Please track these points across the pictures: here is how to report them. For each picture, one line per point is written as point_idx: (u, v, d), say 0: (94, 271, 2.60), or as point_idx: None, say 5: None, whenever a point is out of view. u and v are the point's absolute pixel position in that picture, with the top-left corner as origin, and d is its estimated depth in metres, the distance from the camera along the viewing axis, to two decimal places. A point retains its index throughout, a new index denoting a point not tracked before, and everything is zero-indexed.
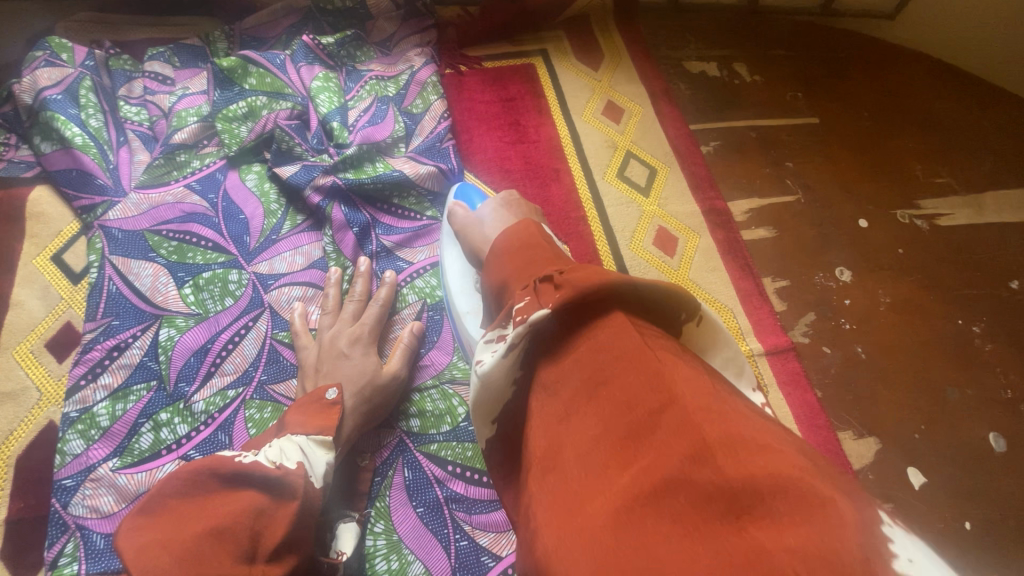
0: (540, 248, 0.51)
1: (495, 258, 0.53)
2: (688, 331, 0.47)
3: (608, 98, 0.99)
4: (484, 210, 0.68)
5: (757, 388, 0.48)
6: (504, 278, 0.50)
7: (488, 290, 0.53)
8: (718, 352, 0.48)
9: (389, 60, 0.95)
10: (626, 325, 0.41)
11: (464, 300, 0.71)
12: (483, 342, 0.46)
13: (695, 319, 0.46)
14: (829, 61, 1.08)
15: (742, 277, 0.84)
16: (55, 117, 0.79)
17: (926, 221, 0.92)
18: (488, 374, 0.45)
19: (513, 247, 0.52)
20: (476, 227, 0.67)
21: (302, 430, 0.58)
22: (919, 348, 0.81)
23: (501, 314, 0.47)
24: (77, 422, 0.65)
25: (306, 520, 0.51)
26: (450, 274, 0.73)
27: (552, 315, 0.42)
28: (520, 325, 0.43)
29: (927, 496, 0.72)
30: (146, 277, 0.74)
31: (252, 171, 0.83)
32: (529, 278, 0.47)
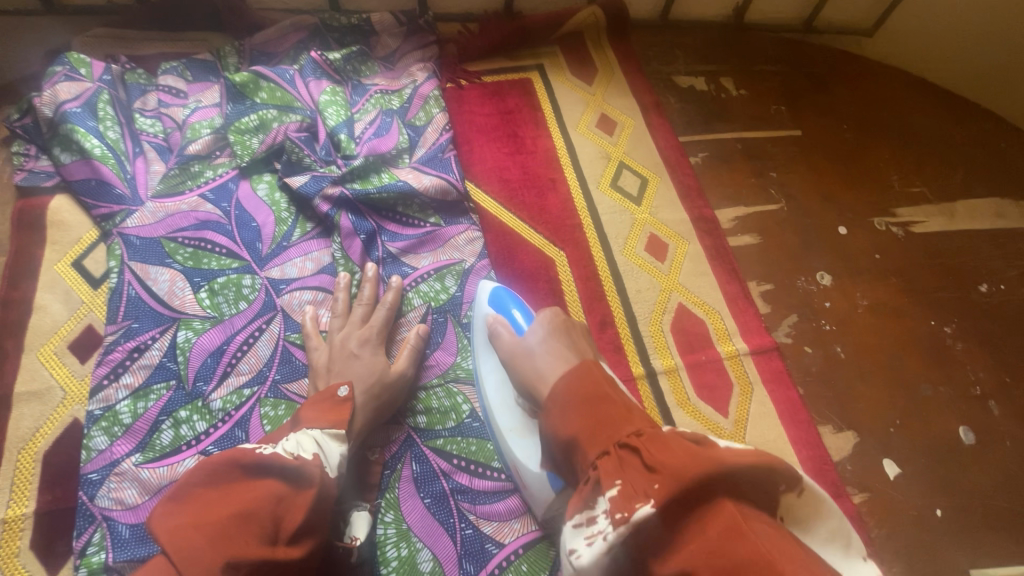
0: (608, 403, 0.52)
1: (557, 407, 0.55)
2: (789, 502, 0.45)
3: (602, 110, 1.04)
4: (532, 337, 0.66)
5: (869, 560, 0.44)
6: (573, 434, 0.52)
7: (556, 445, 0.54)
8: (822, 524, 0.45)
9: (393, 75, 0.99)
10: (731, 518, 0.40)
11: (506, 415, 0.70)
12: (572, 528, 0.47)
13: (796, 489, 0.44)
14: (811, 75, 1.14)
15: (729, 281, 0.89)
16: (74, 129, 0.83)
17: (901, 228, 0.97)
18: (583, 566, 0.45)
19: (577, 397, 0.54)
20: (525, 356, 0.65)
21: (316, 425, 0.62)
22: (894, 347, 0.86)
23: (585, 488, 0.48)
24: (101, 419, 0.69)
25: (324, 506, 0.56)
26: (489, 385, 0.72)
27: (655, 513, 0.42)
28: (621, 524, 0.43)
29: (902, 485, 0.77)
30: (164, 281, 0.78)
31: (263, 181, 0.87)
32: (606, 443, 0.49)
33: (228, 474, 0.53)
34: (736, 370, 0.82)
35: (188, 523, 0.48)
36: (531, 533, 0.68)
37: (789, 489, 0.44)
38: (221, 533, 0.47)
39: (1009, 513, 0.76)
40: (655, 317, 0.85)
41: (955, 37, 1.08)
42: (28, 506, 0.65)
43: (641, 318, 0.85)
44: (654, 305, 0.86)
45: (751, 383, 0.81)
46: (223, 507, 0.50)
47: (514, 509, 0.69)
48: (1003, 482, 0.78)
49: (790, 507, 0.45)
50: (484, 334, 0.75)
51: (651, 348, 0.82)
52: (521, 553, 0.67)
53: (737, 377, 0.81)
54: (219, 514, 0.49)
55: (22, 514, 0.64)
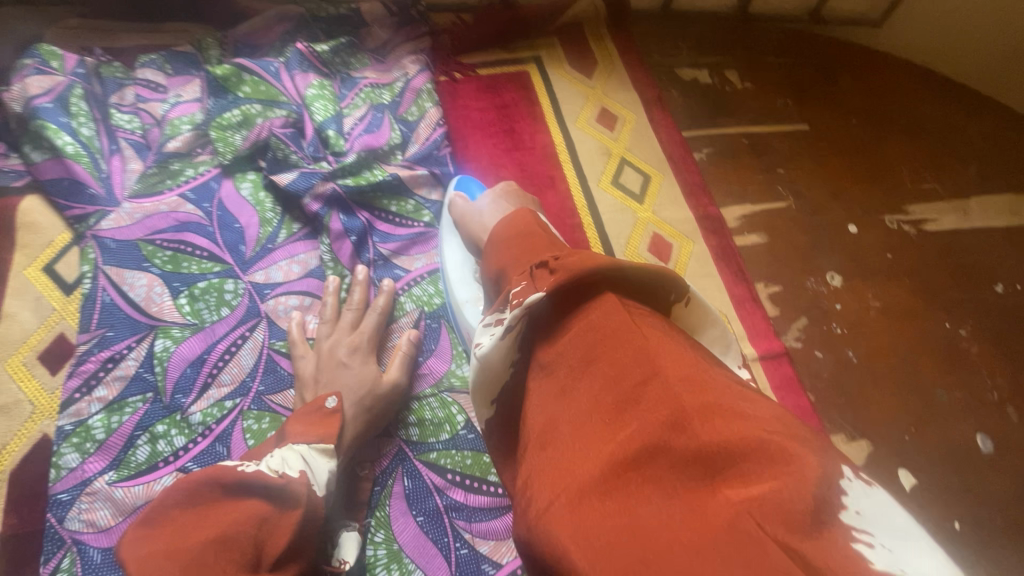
0: (535, 236, 0.57)
1: (494, 245, 0.59)
2: (678, 311, 0.53)
3: (602, 105, 1.00)
4: (482, 201, 0.75)
5: (744, 364, 0.55)
6: (502, 264, 0.56)
7: (489, 275, 0.59)
8: (706, 331, 0.54)
9: (384, 67, 0.95)
10: (614, 305, 0.46)
11: (463, 289, 0.74)
12: (483, 326, 0.52)
13: (683, 299, 0.52)
14: (818, 68, 1.10)
15: (736, 282, 0.85)
16: (45, 125, 0.78)
17: (913, 226, 0.94)
18: (486, 355, 0.49)
19: (511, 235, 0.58)
20: (474, 216, 0.74)
21: (303, 440, 0.57)
22: (907, 350, 0.83)
23: (500, 299, 0.52)
24: (72, 435, 0.64)
25: (310, 529, 0.51)
26: (450, 262, 0.77)
27: (545, 297, 0.47)
28: (516, 309, 0.47)
29: (918, 496, 0.73)
30: (140, 287, 0.73)
31: (247, 180, 0.83)
32: (525, 265, 0.53)
33: (205, 494, 0.48)
34: None
35: (163, 548, 0.44)
36: None
37: (676, 298, 0.52)
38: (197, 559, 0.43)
39: None
40: None
41: (968, 29, 1.03)
42: None
43: None
44: None
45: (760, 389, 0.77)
46: (201, 530, 0.45)
47: (512, 527, 0.66)
48: (1022, 492, 0.74)
49: (678, 315, 0.53)
50: (449, 220, 0.80)
51: None
52: (519, 574, 0.63)
53: None
54: (197, 538, 0.45)
55: None
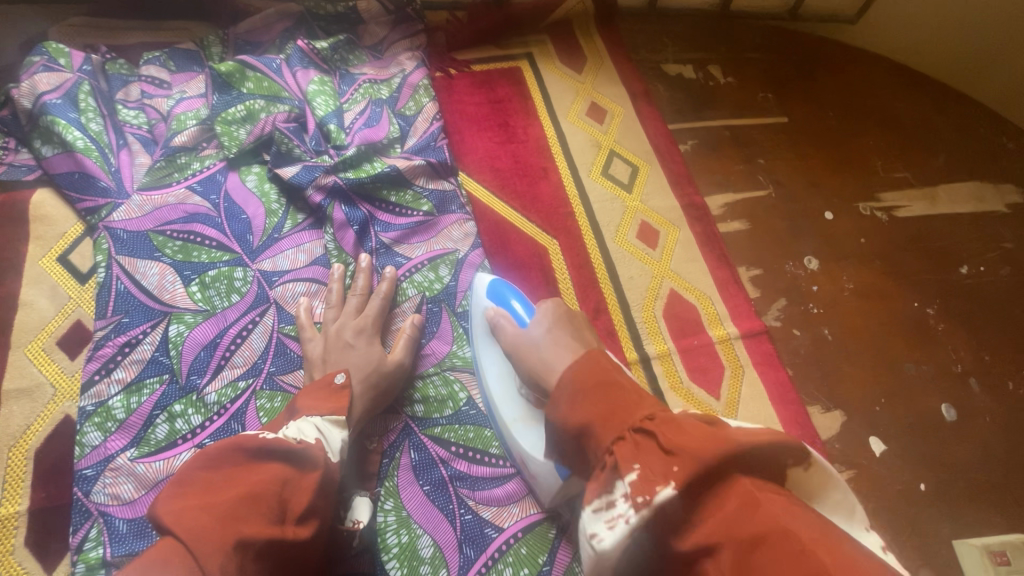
0: (626, 394, 0.47)
1: (564, 397, 0.49)
2: (796, 477, 0.45)
3: (592, 99, 1.04)
4: (536, 328, 0.63)
5: (874, 530, 0.45)
6: (584, 421, 0.47)
7: (561, 436, 0.50)
8: (827, 496, 0.45)
9: (381, 64, 0.98)
10: (750, 496, 0.38)
11: (508, 406, 0.68)
12: (590, 513, 0.43)
13: (803, 464, 0.44)
14: (796, 63, 1.15)
15: (719, 266, 0.90)
16: (55, 121, 0.81)
17: (885, 213, 0.99)
18: (604, 552, 0.41)
19: (590, 389, 0.49)
20: (530, 349, 0.62)
21: (316, 412, 0.62)
22: (880, 329, 0.88)
23: (602, 474, 0.44)
24: (94, 415, 0.68)
25: (328, 489, 0.56)
26: (490, 373, 0.70)
27: (676, 495, 0.39)
28: (642, 508, 0.40)
29: (887, 461, 0.79)
30: (153, 275, 0.77)
31: (252, 173, 0.86)
32: (620, 428, 0.45)
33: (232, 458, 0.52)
34: (727, 353, 0.83)
35: (199, 502, 0.47)
36: (529, 517, 0.69)
37: (795, 462, 0.44)
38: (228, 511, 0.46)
39: (988, 486, 0.79)
40: (648, 303, 0.86)
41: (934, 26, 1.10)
42: (22, 504, 0.64)
43: (633, 304, 0.85)
44: (646, 292, 0.87)
45: (742, 365, 0.83)
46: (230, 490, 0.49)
47: (513, 494, 0.70)
48: (982, 456, 0.81)
49: (796, 480, 0.45)
50: (483, 325, 0.73)
51: (644, 334, 0.83)
52: (520, 537, 0.68)
53: (728, 360, 0.83)
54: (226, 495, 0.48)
55: (17, 512, 0.63)
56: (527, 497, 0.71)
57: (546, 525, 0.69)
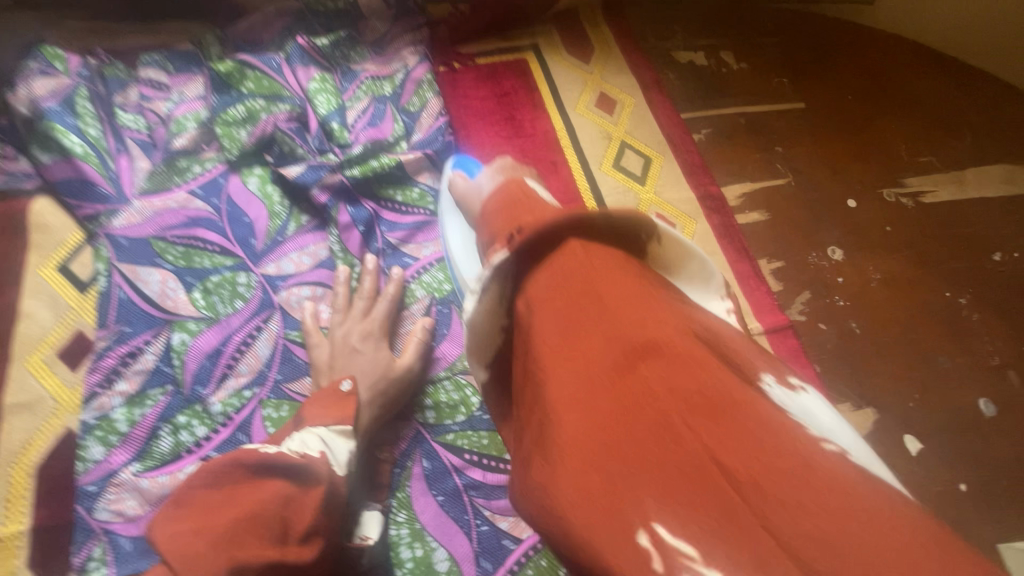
0: (522, 199, 0.56)
1: (482, 221, 0.59)
2: (653, 251, 0.54)
3: (601, 90, 1.01)
4: (481, 177, 0.66)
5: (725, 297, 0.55)
6: (492, 233, 0.56)
7: (479, 245, 0.60)
8: (686, 270, 0.55)
9: (383, 60, 0.96)
10: (598, 268, 0.47)
11: (464, 264, 0.73)
12: None
13: (656, 238, 0.54)
14: (812, 47, 1.11)
15: (739, 260, 0.86)
16: (53, 127, 0.79)
17: (911, 199, 0.95)
18: (472, 317, 0.53)
19: (502, 203, 0.58)
20: (474, 193, 0.66)
21: (321, 422, 0.59)
22: (910, 320, 0.84)
23: (486, 255, 0.55)
24: (96, 429, 0.66)
25: (332, 506, 0.54)
26: (452, 244, 0.74)
27: (507, 256, 0.50)
28: (486, 268, 0.51)
29: (923, 460, 0.75)
30: (154, 282, 0.74)
31: (253, 174, 0.84)
32: (511, 228, 0.53)
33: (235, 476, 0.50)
34: None
35: (197, 526, 0.46)
36: None
37: (648, 237, 0.53)
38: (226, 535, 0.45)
39: None
40: None
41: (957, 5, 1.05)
42: (25, 522, 0.61)
43: None
44: None
45: None
46: (225, 514, 0.47)
47: None
48: None
49: (654, 254, 0.54)
50: (449, 198, 0.77)
51: None
52: (540, 548, 0.65)
53: None
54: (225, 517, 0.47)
55: (19, 531, 0.61)
56: None
57: None
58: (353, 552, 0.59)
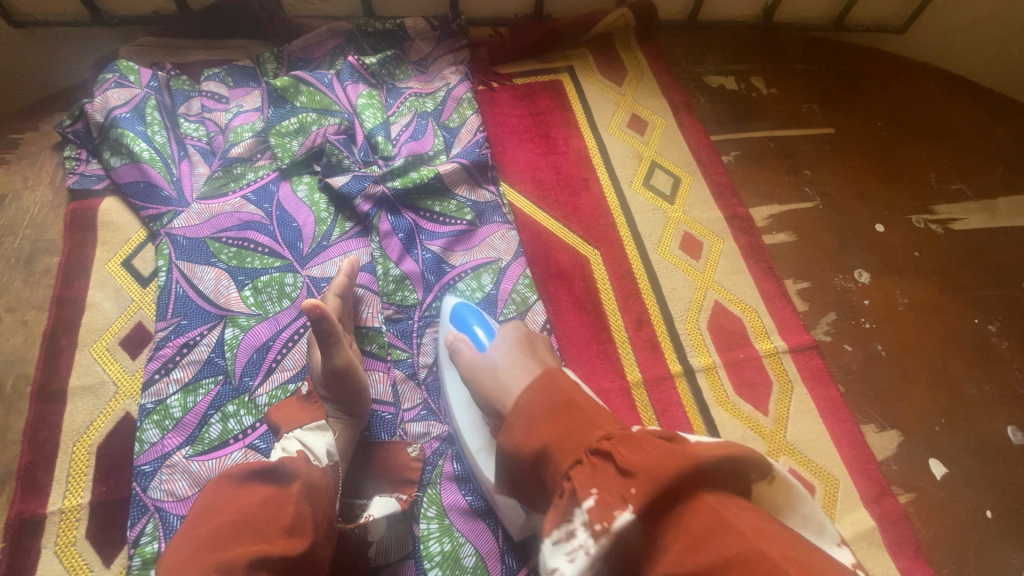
0: (576, 407, 0.47)
1: (522, 421, 0.48)
2: (761, 490, 0.44)
3: (632, 111, 1.04)
4: (494, 351, 0.59)
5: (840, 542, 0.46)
6: (543, 446, 0.46)
7: (524, 461, 0.48)
8: (795, 510, 0.45)
9: (426, 78, 1.01)
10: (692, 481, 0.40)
11: (472, 434, 0.66)
12: (551, 546, 0.43)
13: (767, 478, 0.44)
14: (842, 74, 1.13)
15: (766, 279, 0.88)
16: (125, 133, 0.86)
17: (941, 226, 0.96)
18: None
19: (545, 408, 0.48)
20: (487, 375, 0.57)
21: (298, 424, 0.64)
22: (936, 345, 0.85)
23: (560, 502, 0.44)
24: (153, 413, 0.71)
25: (317, 496, 0.56)
26: (453, 400, 0.69)
27: (633, 519, 0.40)
28: (600, 534, 0.40)
29: (948, 485, 0.75)
30: (209, 280, 0.80)
31: (302, 183, 0.89)
32: (578, 448, 0.45)
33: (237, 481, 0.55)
34: (775, 367, 0.81)
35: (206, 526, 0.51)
36: None
37: (759, 477, 0.44)
38: (227, 530, 0.50)
39: None
40: (692, 315, 0.84)
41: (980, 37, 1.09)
42: (84, 496, 0.67)
43: (677, 315, 0.84)
44: (690, 303, 0.85)
45: (791, 381, 0.80)
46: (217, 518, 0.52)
47: None
48: None
49: (761, 493, 0.44)
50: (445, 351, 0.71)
51: (688, 347, 0.82)
52: None
53: (776, 374, 0.80)
54: (226, 516, 0.52)
55: (79, 504, 0.66)
56: None
57: None
58: (354, 533, 0.63)
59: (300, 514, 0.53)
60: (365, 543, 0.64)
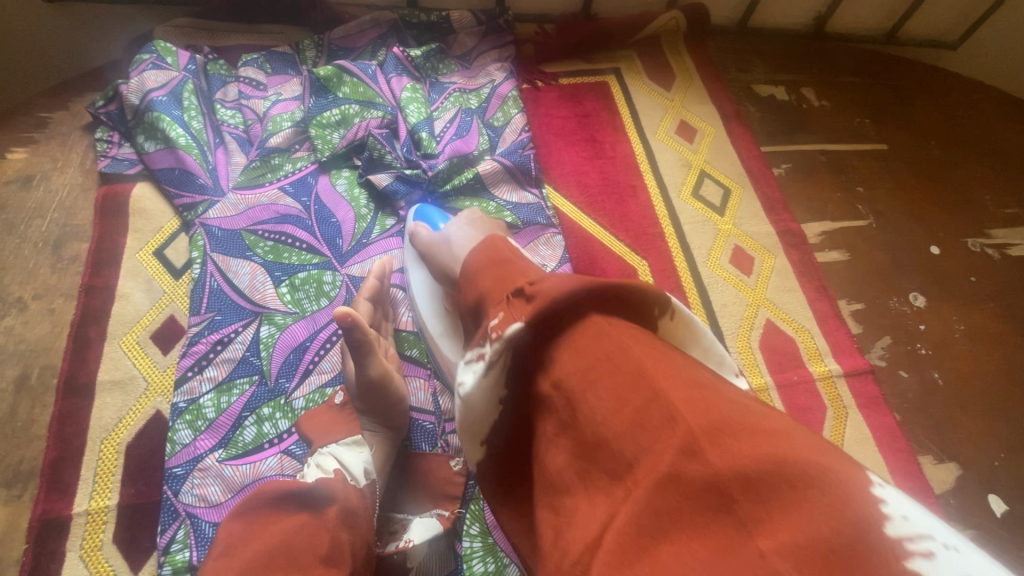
0: (511, 261, 0.50)
1: (466, 280, 0.52)
2: (664, 327, 0.46)
3: (681, 118, 1.01)
4: (449, 228, 0.65)
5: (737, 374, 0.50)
6: (480, 296, 0.49)
7: (466, 312, 0.52)
8: (697, 344, 0.48)
9: (470, 73, 0.98)
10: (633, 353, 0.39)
11: (434, 321, 0.71)
12: (463, 363, 0.46)
13: (669, 314, 0.46)
14: (895, 89, 1.09)
15: (819, 298, 0.85)
16: (160, 118, 0.83)
17: (997, 250, 0.93)
18: (471, 395, 0.45)
19: (483, 267, 0.50)
20: (442, 245, 0.65)
21: (332, 440, 0.61)
22: (995, 376, 0.82)
23: (479, 334, 0.46)
24: (185, 413, 0.67)
25: (356, 521, 0.52)
26: (418, 294, 0.74)
27: (525, 329, 0.42)
28: (496, 341, 0.43)
29: (1010, 523, 0.72)
30: (245, 275, 0.77)
31: (342, 177, 0.86)
32: (504, 294, 0.46)
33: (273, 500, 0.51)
34: (829, 391, 0.78)
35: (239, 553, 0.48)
36: None
37: (661, 313, 0.45)
38: (262, 561, 0.47)
39: None
40: (743, 333, 0.81)
41: None
42: (112, 499, 0.63)
43: (727, 333, 0.81)
44: (740, 321, 0.82)
45: (846, 407, 0.77)
46: (249, 550, 0.48)
47: None
48: None
49: (665, 330, 0.46)
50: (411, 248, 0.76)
51: (740, 366, 0.79)
52: None
53: (830, 399, 0.77)
54: (261, 544, 0.48)
55: (106, 507, 0.63)
56: None
57: None
58: (393, 559, 0.61)
59: (337, 542, 0.49)
60: (404, 567, 0.61)
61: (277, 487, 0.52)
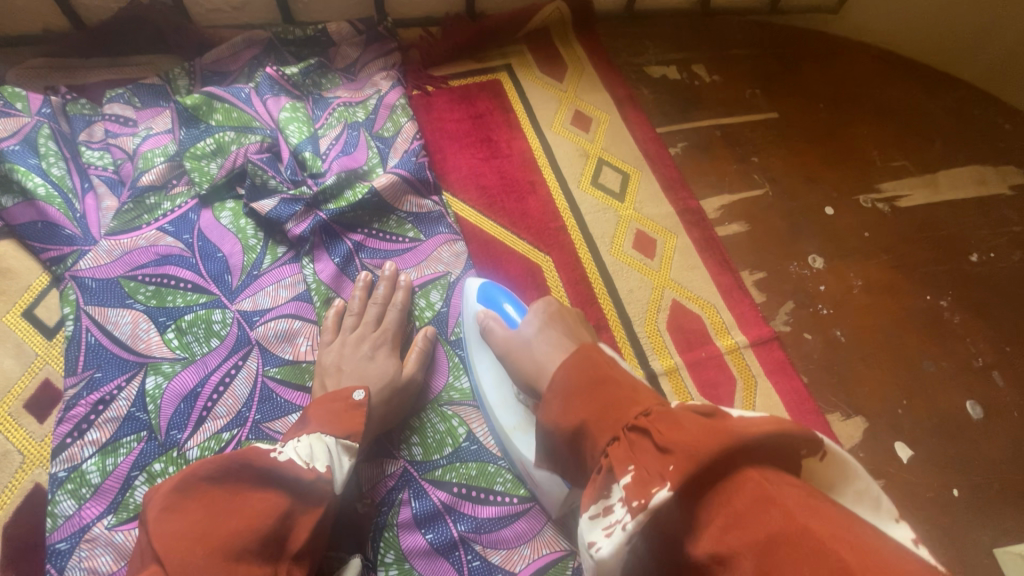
0: (614, 384, 0.47)
1: (558, 395, 0.49)
2: (811, 467, 0.41)
3: (576, 107, 1.01)
4: (528, 328, 0.61)
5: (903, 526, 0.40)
6: (579, 423, 0.47)
7: (552, 429, 0.49)
8: (847, 485, 0.41)
9: (355, 86, 0.95)
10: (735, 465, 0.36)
11: (507, 414, 0.66)
12: (587, 520, 0.41)
13: (819, 454, 0.40)
14: (782, 57, 1.12)
15: (721, 272, 0.86)
16: (13, 168, 0.77)
17: (887, 204, 0.96)
18: (604, 560, 0.39)
19: (582, 384, 0.48)
20: (523, 348, 0.60)
21: (330, 433, 0.58)
22: (893, 326, 0.85)
23: (597, 478, 0.42)
24: (67, 482, 0.63)
25: None
26: (486, 382, 0.69)
27: (672, 497, 0.36)
28: (639, 512, 0.37)
29: (915, 467, 0.75)
30: (126, 324, 0.72)
31: (226, 209, 0.82)
32: (614, 427, 0.44)
33: (191, 488, 0.47)
34: (738, 364, 0.80)
35: (155, 549, 0.43)
36: (541, 559, 0.64)
37: (810, 453, 0.40)
38: None
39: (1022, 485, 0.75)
40: (651, 316, 0.82)
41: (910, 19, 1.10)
42: None
43: (635, 318, 0.82)
44: (647, 304, 0.83)
45: (755, 376, 0.79)
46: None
47: (523, 534, 0.66)
48: (1014, 454, 0.77)
49: (812, 470, 0.41)
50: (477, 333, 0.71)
51: (650, 352, 0.79)
52: None
53: (739, 371, 0.79)
54: None
55: None
56: (538, 536, 0.66)
57: (564, 562, 0.64)
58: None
59: None
60: None
61: (210, 467, 0.48)
